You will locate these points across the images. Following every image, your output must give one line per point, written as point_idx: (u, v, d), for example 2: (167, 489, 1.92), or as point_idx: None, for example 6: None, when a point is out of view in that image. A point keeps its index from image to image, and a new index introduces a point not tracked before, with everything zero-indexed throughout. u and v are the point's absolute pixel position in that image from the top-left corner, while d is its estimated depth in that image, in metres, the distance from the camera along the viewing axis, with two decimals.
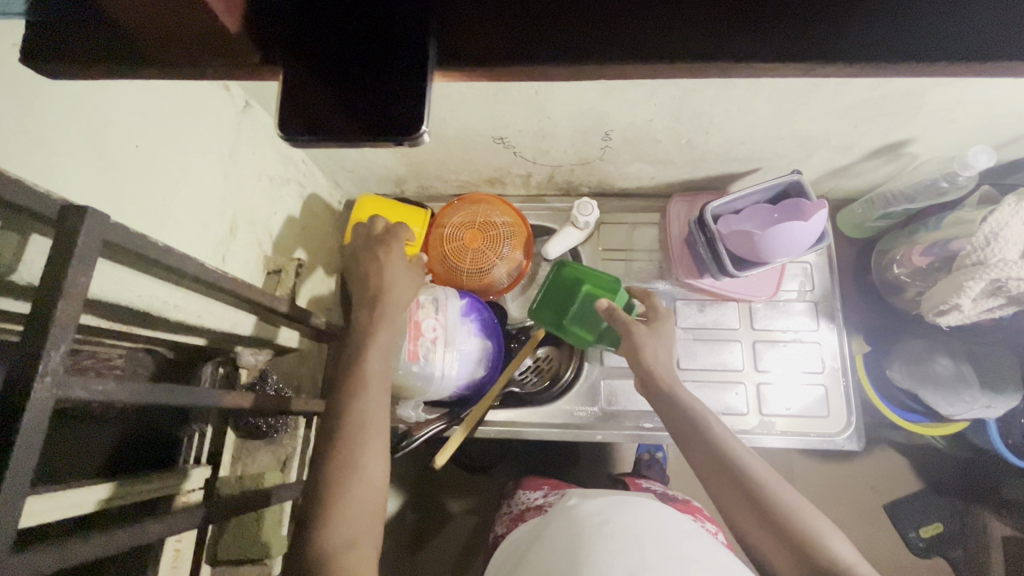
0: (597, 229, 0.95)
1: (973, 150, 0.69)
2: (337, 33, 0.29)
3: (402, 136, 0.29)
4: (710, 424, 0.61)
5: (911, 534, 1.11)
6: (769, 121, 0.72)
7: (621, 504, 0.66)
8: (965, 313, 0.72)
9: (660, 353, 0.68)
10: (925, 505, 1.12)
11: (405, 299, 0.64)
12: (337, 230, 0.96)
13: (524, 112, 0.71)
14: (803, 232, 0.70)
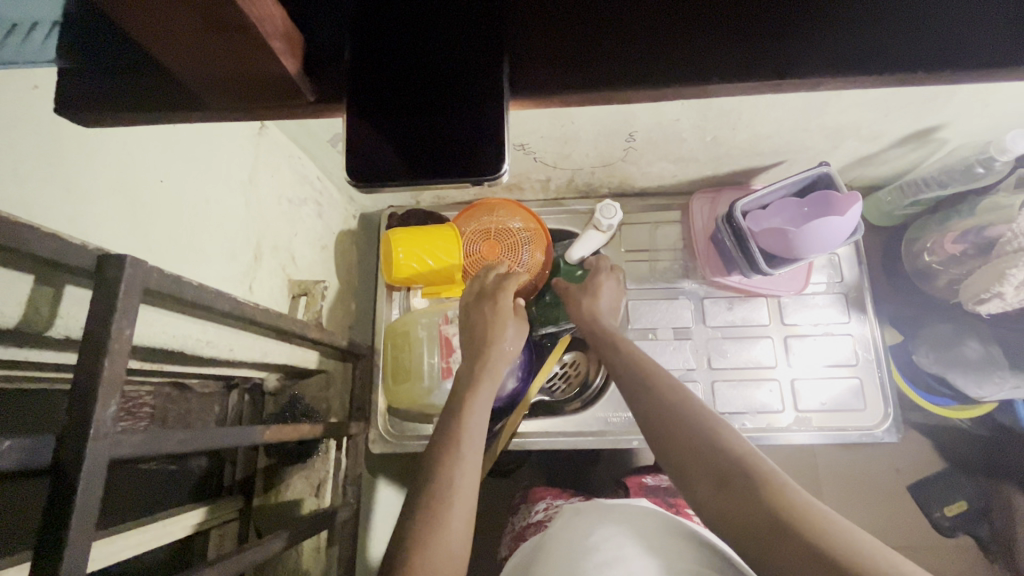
0: (619, 230, 0.93)
1: (1010, 135, 0.67)
2: (395, 85, 0.32)
3: (481, 175, 0.32)
4: (617, 342, 0.67)
5: (937, 515, 1.10)
6: (798, 114, 0.70)
7: (611, 513, 0.63)
8: (1008, 301, 0.71)
9: (592, 306, 0.76)
10: (950, 484, 1.10)
11: (506, 352, 0.70)
12: (354, 246, 0.94)
13: (548, 118, 0.69)
14: (840, 227, 0.69)
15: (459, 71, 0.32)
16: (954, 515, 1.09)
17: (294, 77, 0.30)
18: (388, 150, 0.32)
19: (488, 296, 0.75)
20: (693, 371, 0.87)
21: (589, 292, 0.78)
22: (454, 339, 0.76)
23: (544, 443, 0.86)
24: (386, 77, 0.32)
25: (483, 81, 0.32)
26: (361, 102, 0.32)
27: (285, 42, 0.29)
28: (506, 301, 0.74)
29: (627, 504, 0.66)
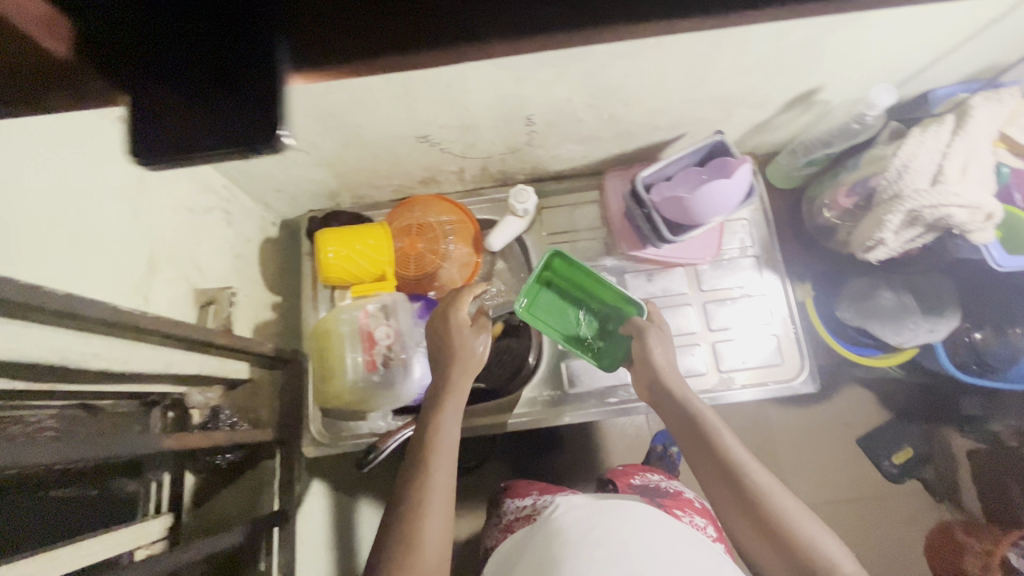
0: (539, 215, 0.95)
1: (875, 90, 0.70)
2: (176, 38, 0.26)
3: (256, 144, 0.26)
4: (706, 416, 0.67)
5: (887, 462, 1.28)
6: (683, 85, 0.73)
7: (612, 509, 0.66)
8: (891, 246, 0.75)
9: (663, 355, 0.73)
10: (896, 433, 1.29)
11: (471, 368, 0.69)
12: (277, 253, 0.93)
13: (442, 107, 0.70)
14: (730, 189, 0.72)
15: (237, 30, 0.26)
16: (900, 461, 1.28)
17: (67, 56, 0.24)
18: (184, 118, 0.26)
19: (448, 309, 0.73)
20: None
21: (664, 352, 0.74)
22: (378, 332, 0.75)
23: (486, 426, 0.88)
24: (137, 17, 0.26)
25: (272, 40, 0.26)
26: (141, 64, 0.26)
27: (47, 20, 0.23)
28: (460, 314, 0.72)
29: (624, 501, 0.69)
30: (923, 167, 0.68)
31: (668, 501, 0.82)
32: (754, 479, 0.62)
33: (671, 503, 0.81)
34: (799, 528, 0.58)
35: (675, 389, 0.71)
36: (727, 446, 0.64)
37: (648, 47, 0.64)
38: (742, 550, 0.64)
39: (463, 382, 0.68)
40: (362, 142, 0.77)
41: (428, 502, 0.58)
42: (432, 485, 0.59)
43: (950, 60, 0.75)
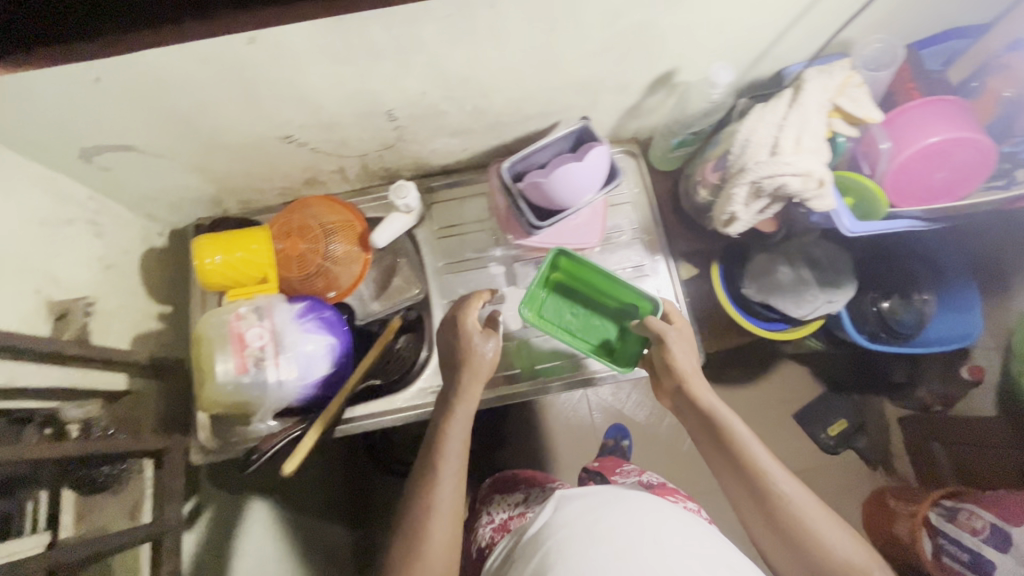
0: (429, 210, 0.96)
1: (713, 68, 0.74)
2: None
3: None
4: (723, 417, 0.70)
5: (823, 436, 1.43)
6: (535, 73, 0.74)
7: (616, 497, 0.70)
8: (745, 218, 0.77)
9: (681, 353, 0.74)
10: (831, 408, 1.44)
11: (480, 375, 0.70)
12: (166, 262, 0.93)
13: (293, 107, 0.71)
14: (583, 172, 0.75)
15: None
16: (837, 433, 1.42)
17: None
18: None
19: (456, 317, 0.74)
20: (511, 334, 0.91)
21: (687, 357, 0.74)
22: (249, 334, 0.75)
23: (378, 421, 0.89)
24: None
25: None
26: None
27: None
28: (470, 321, 0.73)
29: (631, 493, 0.71)
30: (762, 141, 0.71)
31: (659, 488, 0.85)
32: (776, 487, 0.65)
33: (661, 491, 0.85)
34: (813, 533, 0.62)
35: (691, 387, 0.73)
36: (751, 456, 0.67)
37: (481, 36, 0.65)
38: (756, 540, 0.69)
39: (477, 388, 0.70)
40: (225, 145, 0.77)
41: (437, 505, 0.64)
42: (446, 505, 0.64)
43: (793, 37, 0.77)
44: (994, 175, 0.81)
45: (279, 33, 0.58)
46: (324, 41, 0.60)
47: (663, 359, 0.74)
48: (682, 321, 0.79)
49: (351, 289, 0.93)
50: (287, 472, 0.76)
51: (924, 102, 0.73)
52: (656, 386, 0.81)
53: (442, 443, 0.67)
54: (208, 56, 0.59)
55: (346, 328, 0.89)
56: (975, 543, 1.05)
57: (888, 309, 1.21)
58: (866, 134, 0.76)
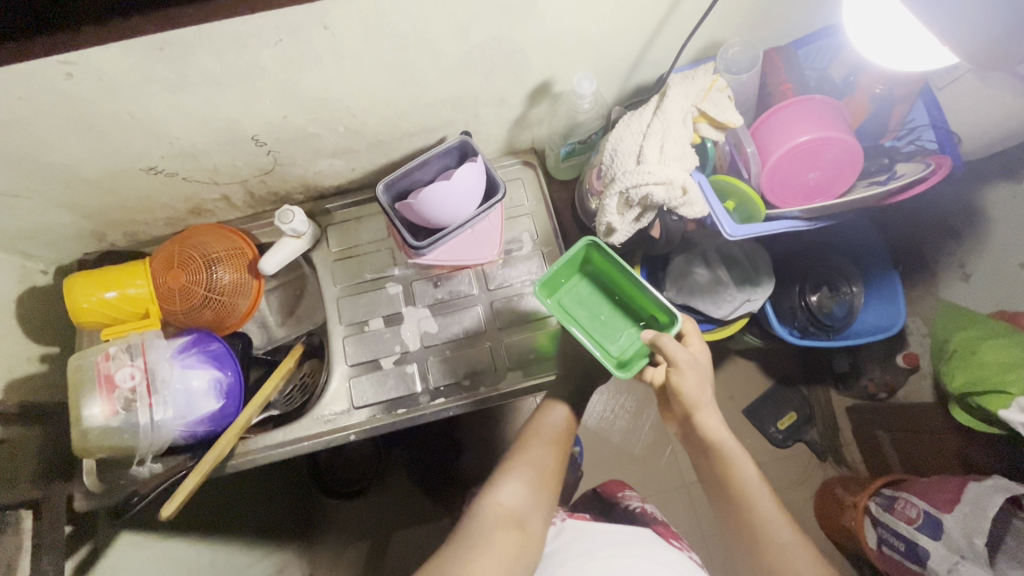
0: (325, 232, 0.94)
1: (577, 78, 0.74)
2: None
3: None
4: (733, 455, 0.71)
5: (773, 430, 1.34)
6: (399, 90, 0.73)
7: (625, 535, 0.78)
8: (622, 229, 0.75)
9: (693, 380, 0.72)
10: (779, 401, 1.36)
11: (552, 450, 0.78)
12: (49, 301, 0.89)
13: (145, 137, 0.69)
14: (452, 189, 0.74)
15: None
16: (785, 426, 1.34)
17: None
18: None
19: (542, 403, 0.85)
20: (409, 352, 0.90)
21: (696, 387, 0.73)
22: (117, 375, 0.73)
23: (270, 455, 0.86)
24: None
25: None
26: None
27: None
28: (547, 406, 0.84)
29: (637, 532, 0.79)
30: (628, 150, 0.70)
31: (663, 529, 0.91)
32: (780, 538, 0.65)
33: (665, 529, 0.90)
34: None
35: (700, 414, 0.73)
36: (751, 502, 0.68)
37: (325, 58, 0.63)
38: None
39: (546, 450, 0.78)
40: (86, 180, 0.75)
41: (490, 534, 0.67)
42: (543, 474, 0.76)
43: (662, 43, 0.77)
44: (874, 171, 0.79)
45: (97, 65, 0.56)
46: (151, 70, 0.58)
47: (673, 385, 0.74)
48: (697, 346, 0.78)
49: (246, 320, 0.90)
50: (163, 517, 0.72)
51: (793, 101, 0.74)
52: (666, 410, 0.82)
53: (540, 430, 0.80)
54: (27, 94, 0.57)
55: (239, 361, 0.85)
56: (911, 532, 1.02)
57: (816, 303, 1.18)
58: (736, 139, 0.76)
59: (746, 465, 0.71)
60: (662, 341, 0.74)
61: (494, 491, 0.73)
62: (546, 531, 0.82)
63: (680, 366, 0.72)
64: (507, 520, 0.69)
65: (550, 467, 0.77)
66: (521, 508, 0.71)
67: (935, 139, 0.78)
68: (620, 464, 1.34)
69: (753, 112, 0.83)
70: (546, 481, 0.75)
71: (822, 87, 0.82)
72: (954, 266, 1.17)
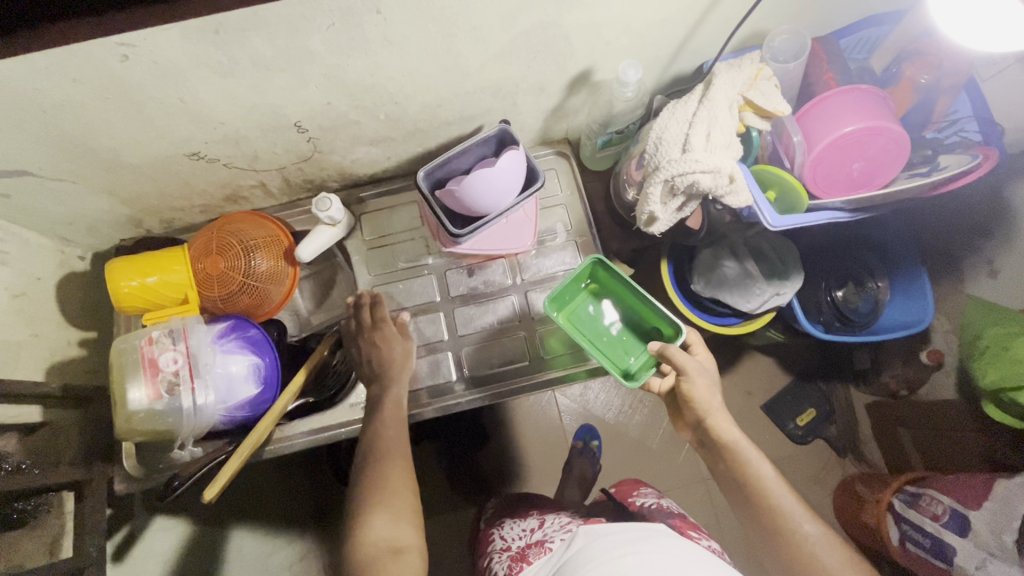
0: (358, 221, 0.95)
1: (622, 66, 0.74)
2: None
3: None
4: (743, 454, 0.71)
5: (791, 426, 1.34)
6: (442, 77, 0.73)
7: (640, 528, 0.74)
8: (664, 218, 0.75)
9: (701, 385, 0.74)
10: (799, 396, 1.35)
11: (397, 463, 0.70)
12: (87, 287, 0.90)
13: (190, 123, 0.69)
14: (494, 177, 0.74)
15: None
16: (805, 422, 1.33)
17: None
18: None
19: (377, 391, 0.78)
20: (441, 342, 0.90)
21: (706, 394, 0.74)
22: (161, 359, 0.74)
23: (312, 440, 0.87)
24: None
25: None
26: None
27: None
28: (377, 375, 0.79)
29: (652, 525, 0.75)
30: (674, 138, 0.70)
31: (680, 521, 0.90)
32: (801, 528, 0.64)
33: (684, 523, 0.89)
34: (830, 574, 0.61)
35: (708, 415, 0.74)
36: (768, 496, 0.67)
37: (374, 43, 0.63)
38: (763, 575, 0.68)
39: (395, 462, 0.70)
40: (129, 164, 0.75)
41: None
42: (394, 489, 0.68)
43: (706, 33, 0.76)
44: (917, 163, 0.79)
45: (150, 47, 0.56)
46: (203, 54, 0.58)
47: (684, 393, 0.75)
48: (704, 355, 0.80)
49: (281, 307, 0.90)
50: (209, 500, 0.73)
51: (839, 91, 0.73)
52: (676, 419, 0.81)
53: (379, 446, 0.72)
54: (83, 76, 0.58)
55: (275, 348, 0.85)
56: (936, 528, 1.00)
57: (842, 298, 1.17)
58: (781, 128, 0.75)
59: (758, 460, 0.70)
60: (672, 351, 0.76)
61: (360, 526, 0.64)
62: (563, 542, 0.80)
63: (690, 373, 0.74)
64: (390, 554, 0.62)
65: (401, 482, 0.69)
66: (396, 535, 0.64)
67: (979, 131, 0.76)
68: (641, 457, 1.34)
69: (794, 103, 0.83)
70: (404, 493, 0.68)
71: (862, 76, 0.81)
72: (982, 262, 1.15)
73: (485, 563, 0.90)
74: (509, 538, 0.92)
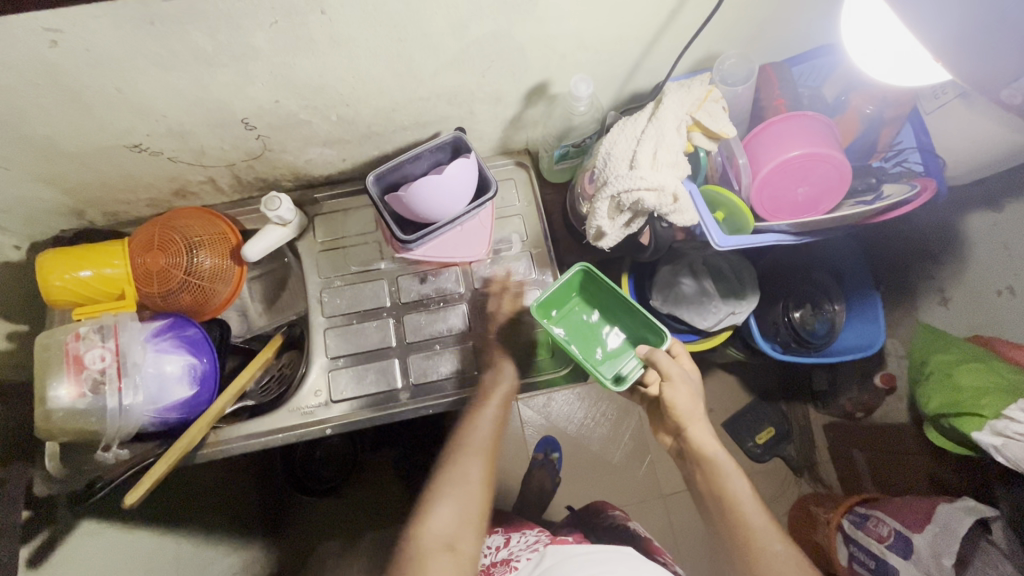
0: (312, 223, 0.93)
1: (575, 80, 0.74)
2: None
3: None
4: (722, 467, 0.71)
5: (750, 443, 1.34)
6: (395, 82, 0.72)
7: (615, 551, 0.72)
8: (612, 233, 0.75)
9: (681, 395, 0.73)
10: (756, 416, 1.35)
11: (484, 443, 0.80)
12: (24, 278, 0.87)
13: (130, 114, 0.68)
14: (443, 184, 0.74)
15: None
16: (763, 440, 1.33)
17: None
18: None
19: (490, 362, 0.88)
20: (390, 348, 0.89)
21: (688, 402, 0.73)
22: (87, 356, 0.71)
23: (245, 446, 0.84)
24: None
25: None
26: None
27: None
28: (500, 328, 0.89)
29: (625, 549, 0.74)
30: (622, 155, 0.70)
31: (649, 545, 0.87)
32: (771, 547, 0.65)
33: (651, 546, 0.88)
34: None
35: (686, 428, 0.74)
36: (742, 514, 0.68)
37: (322, 43, 0.62)
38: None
39: (469, 468, 0.77)
40: (65, 153, 0.73)
41: None
42: (467, 488, 0.75)
43: (659, 52, 0.77)
44: (861, 190, 0.80)
45: (81, 34, 0.54)
46: (139, 44, 0.57)
47: (666, 400, 0.74)
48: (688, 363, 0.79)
49: (224, 307, 0.88)
50: (131, 505, 0.70)
51: (786, 116, 0.75)
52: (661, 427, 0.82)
53: (468, 441, 0.80)
54: (8, 60, 0.56)
55: (215, 348, 0.83)
56: (881, 551, 1.01)
57: (799, 319, 1.18)
58: (729, 150, 0.76)
59: (734, 471, 0.71)
60: (658, 356, 0.74)
61: (424, 519, 0.73)
62: (528, 561, 0.79)
63: (673, 379, 0.73)
64: (440, 548, 0.70)
65: (480, 481, 0.77)
66: (456, 533, 0.72)
67: (922, 163, 0.80)
68: (600, 471, 1.34)
69: (745, 125, 0.84)
70: (474, 492, 0.75)
71: (813, 103, 0.82)
72: (933, 290, 1.19)
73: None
74: None
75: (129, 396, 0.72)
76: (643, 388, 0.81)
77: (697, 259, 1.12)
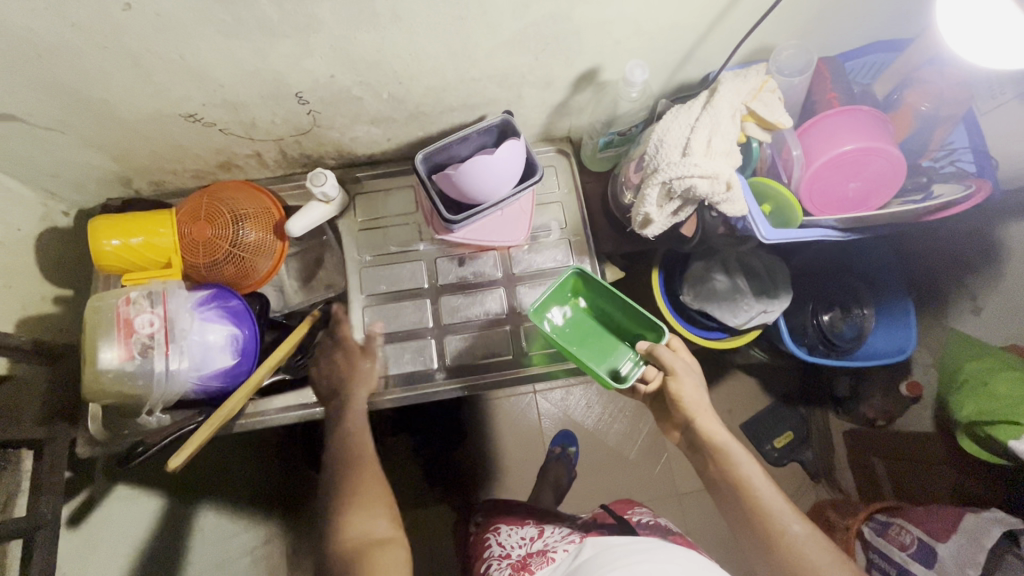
0: (353, 202, 0.94)
1: (629, 66, 0.74)
2: None
3: None
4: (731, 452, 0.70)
5: (768, 447, 1.31)
6: (449, 61, 0.72)
7: (653, 544, 0.71)
8: (658, 221, 0.75)
9: (685, 383, 0.73)
10: (778, 419, 1.32)
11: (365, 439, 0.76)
12: (70, 243, 0.89)
13: (189, 82, 0.68)
14: (492, 166, 0.74)
15: None
16: (782, 445, 1.30)
17: None
18: None
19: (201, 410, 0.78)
20: (425, 329, 0.90)
21: (693, 392, 0.73)
22: (137, 320, 0.72)
23: (280, 418, 0.85)
24: None
25: None
26: None
27: None
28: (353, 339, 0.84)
29: (660, 541, 0.74)
30: (675, 142, 0.70)
31: (679, 538, 0.88)
32: (788, 528, 0.64)
33: (680, 538, 0.88)
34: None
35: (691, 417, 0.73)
36: (757, 497, 0.66)
37: (385, 18, 0.63)
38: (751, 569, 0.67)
39: (362, 467, 0.72)
40: (121, 120, 0.74)
41: None
42: (369, 485, 0.71)
43: (714, 41, 0.76)
44: (911, 189, 0.80)
45: None
46: (208, 11, 0.58)
47: (671, 393, 0.74)
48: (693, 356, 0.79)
49: (265, 281, 0.89)
50: (174, 469, 0.71)
51: (840, 110, 0.74)
52: (666, 424, 0.80)
53: (350, 442, 0.76)
54: (81, 21, 0.56)
55: (255, 321, 0.84)
56: (902, 559, 0.99)
57: (828, 322, 1.17)
58: (780, 142, 0.76)
59: (745, 456, 0.70)
60: (658, 351, 0.75)
61: (342, 524, 0.66)
62: (566, 553, 0.79)
63: (677, 373, 0.73)
64: (372, 547, 0.64)
65: (373, 479, 0.72)
66: (376, 529, 0.66)
67: (975, 163, 0.77)
68: (618, 466, 1.33)
69: (795, 119, 0.83)
70: (377, 488, 0.70)
71: (864, 99, 0.82)
72: (968, 298, 1.17)
73: (479, 570, 0.87)
74: (505, 545, 0.88)
75: (174, 361, 0.73)
76: (642, 386, 0.79)
77: (731, 255, 1.11)
